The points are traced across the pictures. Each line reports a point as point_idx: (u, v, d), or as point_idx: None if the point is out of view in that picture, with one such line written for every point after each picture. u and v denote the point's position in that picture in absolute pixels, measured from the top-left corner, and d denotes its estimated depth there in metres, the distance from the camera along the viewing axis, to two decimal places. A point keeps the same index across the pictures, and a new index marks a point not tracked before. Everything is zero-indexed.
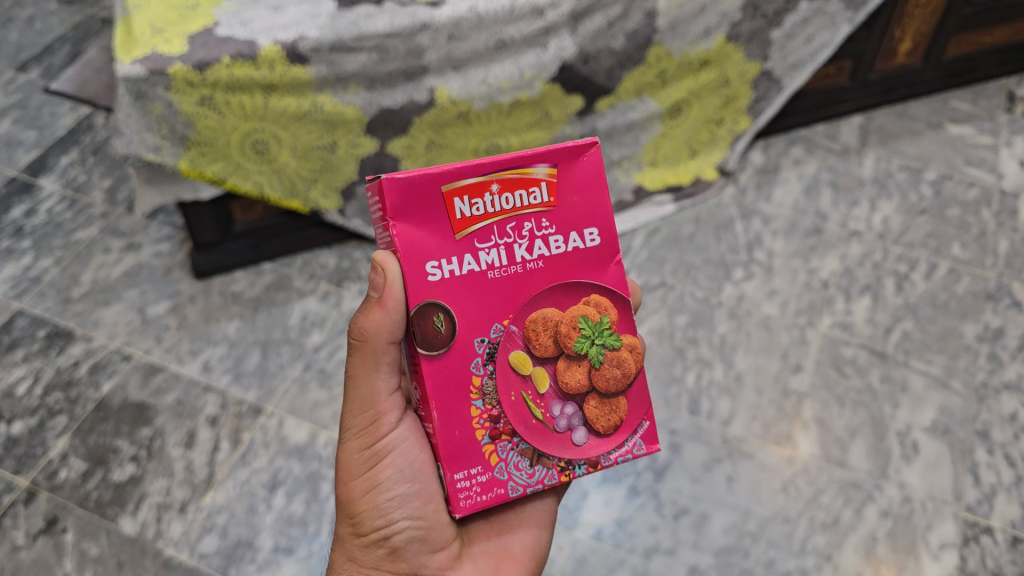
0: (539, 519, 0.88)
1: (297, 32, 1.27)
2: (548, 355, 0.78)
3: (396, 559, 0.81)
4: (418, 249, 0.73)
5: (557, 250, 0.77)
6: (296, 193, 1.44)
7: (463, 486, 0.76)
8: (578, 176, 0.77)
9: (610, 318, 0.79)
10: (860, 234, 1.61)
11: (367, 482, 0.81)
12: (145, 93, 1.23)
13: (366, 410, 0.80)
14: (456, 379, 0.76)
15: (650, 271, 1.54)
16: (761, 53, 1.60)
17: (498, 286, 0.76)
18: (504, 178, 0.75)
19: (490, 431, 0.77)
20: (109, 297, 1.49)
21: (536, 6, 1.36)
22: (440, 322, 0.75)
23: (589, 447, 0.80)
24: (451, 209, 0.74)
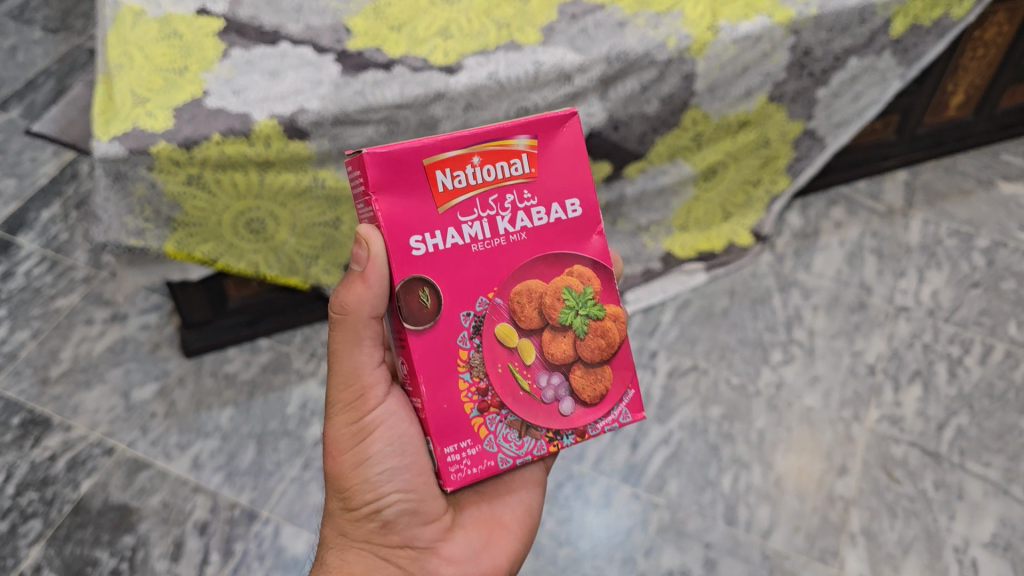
0: (526, 485, 0.89)
1: (297, 104, 1.14)
2: (534, 328, 0.77)
3: (389, 532, 0.83)
4: (401, 222, 0.72)
5: (540, 222, 0.77)
6: (294, 270, 1.31)
7: (453, 459, 0.75)
8: (557, 146, 0.77)
9: (594, 288, 0.78)
10: (908, 310, 1.49)
11: (355, 458, 0.81)
12: (125, 174, 1.10)
13: (352, 385, 0.81)
14: (442, 351, 0.75)
15: (681, 353, 1.42)
16: (805, 111, 1.47)
17: (483, 259, 0.75)
18: (485, 150, 0.74)
19: (477, 404, 0.76)
20: (90, 377, 1.36)
21: (564, 71, 1.22)
22: (426, 297, 0.74)
23: (577, 418, 0.79)
24: (433, 181, 0.72)
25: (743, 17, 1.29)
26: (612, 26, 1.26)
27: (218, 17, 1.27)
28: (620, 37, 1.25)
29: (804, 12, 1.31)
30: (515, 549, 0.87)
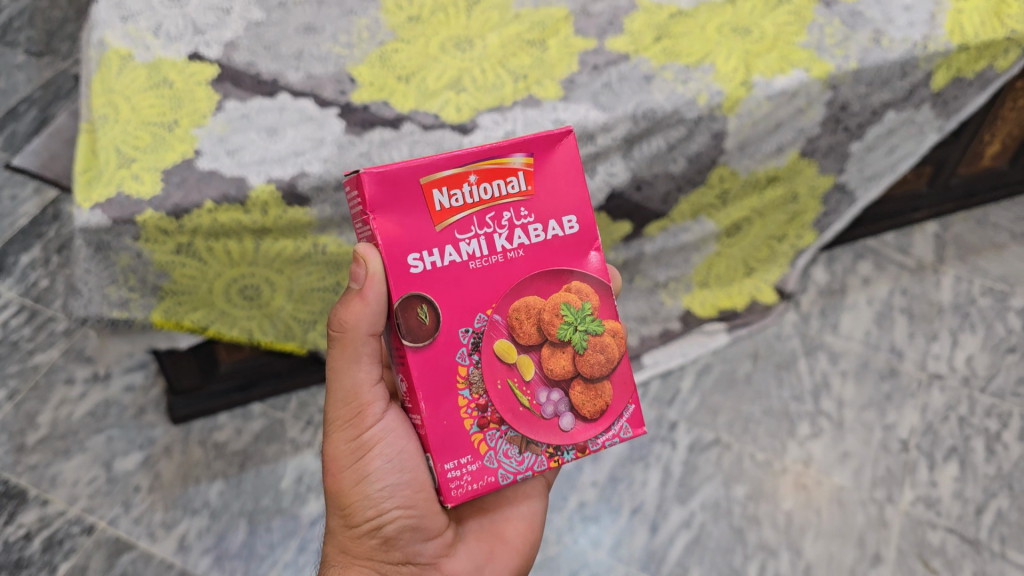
0: (523, 500, 0.93)
1: (297, 167, 1.05)
2: (532, 344, 0.75)
3: (389, 548, 0.84)
4: (398, 240, 0.69)
5: (538, 238, 0.74)
6: (291, 335, 1.22)
7: (453, 475, 0.72)
8: (555, 163, 0.74)
9: (593, 304, 0.76)
10: (942, 378, 1.41)
11: (355, 474, 0.82)
12: (108, 244, 1.00)
13: (350, 402, 0.81)
14: (440, 370, 0.72)
15: (702, 424, 1.33)
16: (837, 166, 1.38)
17: (481, 276, 0.72)
18: (482, 168, 0.71)
19: (477, 420, 0.73)
20: (69, 445, 1.27)
21: (587, 129, 1.13)
22: (424, 313, 0.71)
23: (577, 434, 0.76)
24: (429, 198, 0.70)
25: (779, 71, 1.20)
26: (638, 79, 1.17)
27: (212, 63, 1.17)
28: (647, 92, 1.16)
29: (843, 66, 1.22)
30: (513, 561, 0.90)
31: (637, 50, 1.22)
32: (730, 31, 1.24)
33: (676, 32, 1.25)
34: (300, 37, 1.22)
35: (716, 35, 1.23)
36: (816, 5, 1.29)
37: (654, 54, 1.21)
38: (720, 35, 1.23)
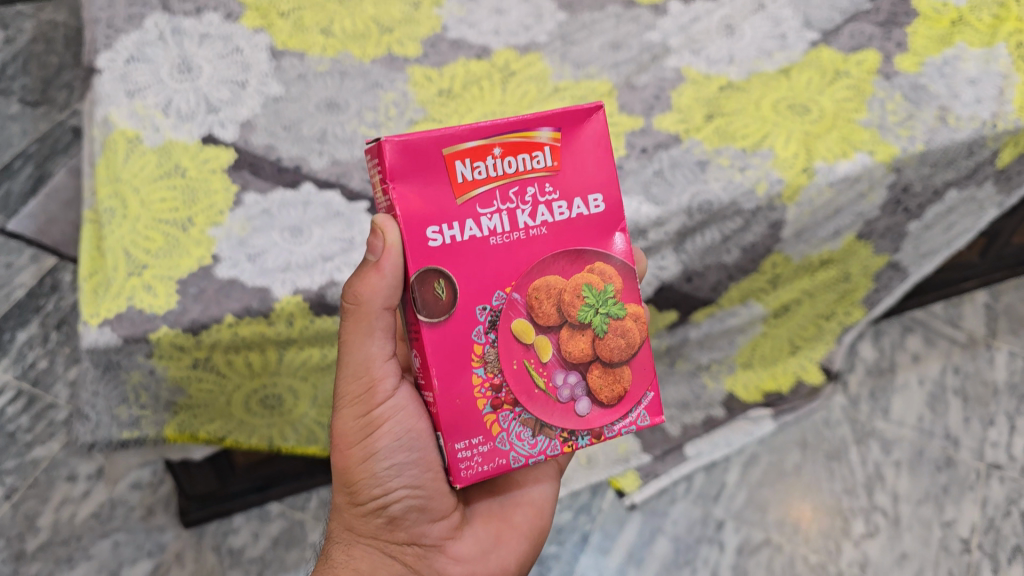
0: (531, 483, 0.89)
1: (325, 275, 0.95)
2: (551, 324, 0.71)
3: (395, 527, 0.79)
4: (416, 210, 0.67)
5: (562, 217, 0.71)
6: (315, 439, 1.13)
7: (465, 455, 0.70)
8: (584, 140, 0.71)
9: (615, 288, 0.73)
10: (1001, 469, 1.34)
11: (362, 450, 0.77)
12: (118, 363, 0.91)
13: (360, 378, 0.76)
14: (458, 345, 0.70)
15: (752, 523, 1.28)
16: (892, 246, 1.30)
17: (502, 254, 0.70)
18: (507, 141, 0.68)
19: (492, 400, 0.70)
20: (73, 552, 1.18)
21: (639, 226, 1.04)
22: (442, 288, 0.68)
23: (594, 418, 0.73)
24: (451, 170, 0.67)
25: (841, 155, 1.11)
26: (692, 165, 1.08)
27: (227, 146, 1.07)
28: (702, 182, 1.07)
29: (909, 148, 1.14)
30: (522, 548, 0.86)
31: (687, 130, 1.13)
32: (786, 109, 1.15)
33: (728, 108, 1.16)
34: (323, 114, 1.12)
35: (772, 114, 1.14)
36: (875, 77, 1.21)
37: (707, 135, 1.12)
38: (776, 114, 1.14)
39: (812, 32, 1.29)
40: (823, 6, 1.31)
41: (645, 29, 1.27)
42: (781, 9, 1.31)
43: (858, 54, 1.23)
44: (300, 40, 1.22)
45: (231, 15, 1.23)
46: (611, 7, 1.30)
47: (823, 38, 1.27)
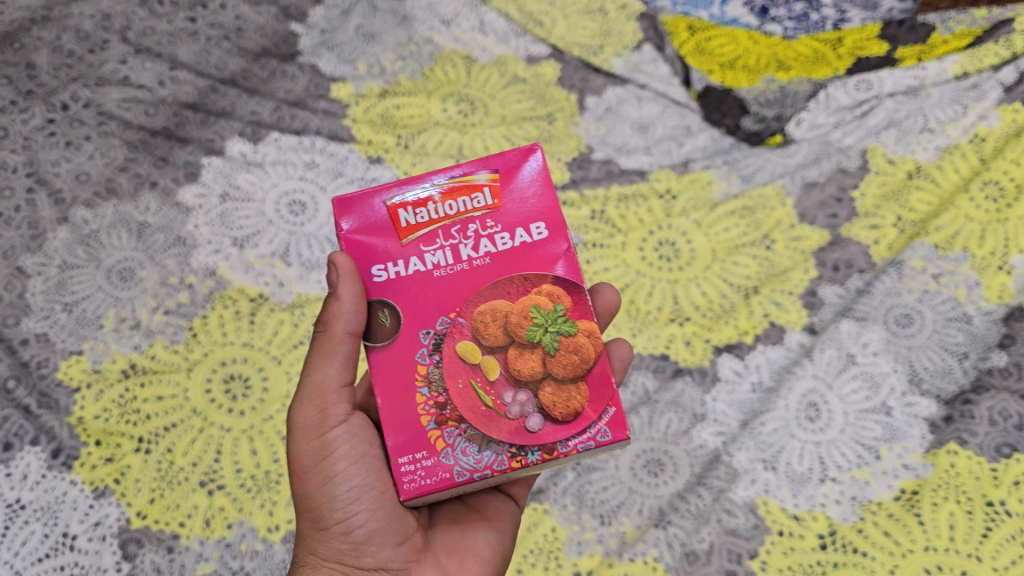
0: (499, 516, 0.77)
1: None
2: (499, 346, 0.68)
3: (360, 553, 0.70)
4: (365, 249, 0.69)
5: (502, 246, 0.69)
6: None
7: (409, 468, 0.66)
8: (527, 176, 0.70)
9: (565, 307, 0.68)
10: None
11: (319, 475, 0.70)
12: None
13: (316, 397, 0.71)
14: (402, 369, 0.68)
15: None
16: None
17: (448, 286, 0.69)
18: (445, 186, 0.69)
19: (435, 417, 0.67)
20: None
21: None
22: (385, 317, 0.69)
23: (547, 434, 0.66)
24: (398, 212, 0.69)
25: None
26: None
27: None
28: None
29: None
30: None
31: None
32: None
33: None
34: None
35: None
36: None
37: None
38: None
39: (920, 396, 0.91)
40: (930, 347, 0.94)
41: (696, 420, 0.88)
42: (876, 359, 0.93)
43: (1013, 464, 0.84)
44: (165, 504, 0.80)
45: (61, 449, 0.81)
46: (639, 377, 0.90)
47: (946, 419, 0.89)
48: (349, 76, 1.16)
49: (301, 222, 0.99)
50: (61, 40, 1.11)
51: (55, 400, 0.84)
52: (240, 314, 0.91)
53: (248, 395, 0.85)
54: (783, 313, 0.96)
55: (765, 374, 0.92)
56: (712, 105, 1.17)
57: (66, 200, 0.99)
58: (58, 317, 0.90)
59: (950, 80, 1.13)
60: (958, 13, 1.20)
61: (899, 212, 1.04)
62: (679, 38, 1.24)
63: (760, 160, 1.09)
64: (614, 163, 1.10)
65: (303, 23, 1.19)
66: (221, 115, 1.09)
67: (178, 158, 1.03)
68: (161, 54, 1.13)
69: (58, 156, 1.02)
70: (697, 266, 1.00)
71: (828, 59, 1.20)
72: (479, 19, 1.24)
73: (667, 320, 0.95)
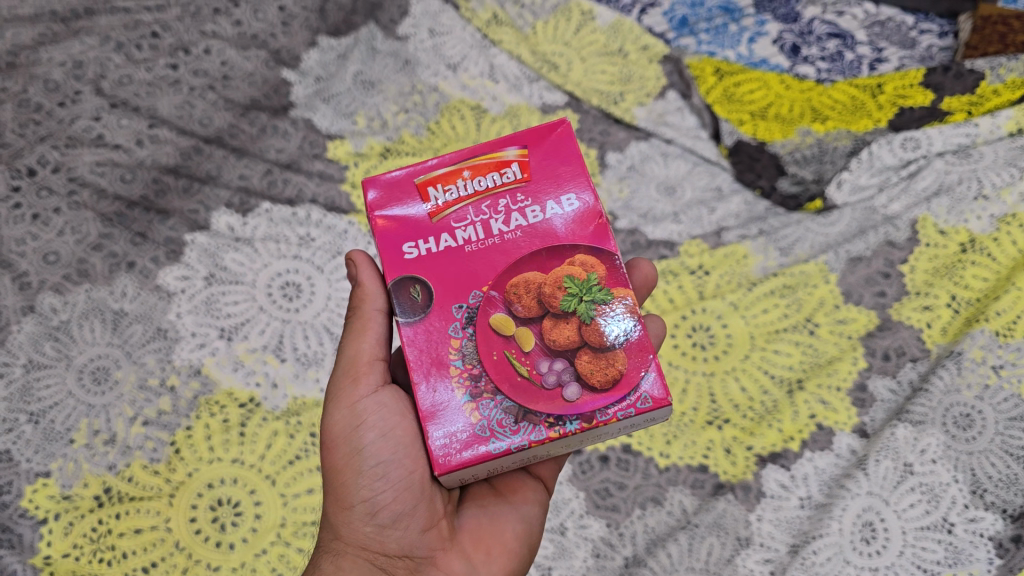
0: (526, 498, 0.71)
1: None
2: (532, 316, 0.61)
3: (385, 537, 0.66)
4: (395, 229, 0.64)
5: (535, 218, 0.64)
6: None
7: (444, 444, 0.59)
8: (556, 151, 0.66)
9: (600, 276, 0.62)
10: None
11: (347, 446, 0.65)
12: None
13: (348, 369, 0.67)
14: (436, 344, 0.62)
15: None
16: None
17: (480, 261, 0.63)
18: (475, 164, 0.65)
19: (470, 390, 0.61)
20: None
21: None
22: (416, 292, 0.63)
23: (586, 402, 0.59)
24: (428, 190, 0.65)
25: None
26: None
27: None
28: None
29: None
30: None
31: None
32: None
33: None
34: None
35: None
36: None
37: None
38: None
39: (985, 510, 0.79)
40: (991, 452, 0.81)
41: (740, 546, 0.79)
42: (933, 467, 0.81)
43: None
44: None
45: None
46: (676, 494, 0.82)
47: (1015, 541, 0.77)
48: (348, 131, 1.07)
49: (296, 309, 0.90)
50: (29, 92, 0.98)
51: (18, 535, 0.75)
52: (229, 424, 0.82)
53: (238, 524, 0.78)
54: (831, 413, 0.86)
55: (815, 488, 0.83)
56: (746, 163, 1.10)
57: (32, 285, 0.87)
58: (23, 429, 0.79)
59: (1003, 137, 1.02)
60: (1009, 58, 1.07)
61: (953, 290, 0.93)
62: (706, 84, 1.15)
63: (799, 230, 1.01)
64: (641, 233, 1.03)
65: (296, 69, 1.09)
66: (205, 180, 0.99)
67: (157, 234, 0.93)
68: (140, 107, 1.01)
69: (23, 233, 0.90)
70: (734, 355, 0.91)
71: (867, 109, 1.10)
72: (488, 64, 1.15)
73: (704, 424, 0.87)
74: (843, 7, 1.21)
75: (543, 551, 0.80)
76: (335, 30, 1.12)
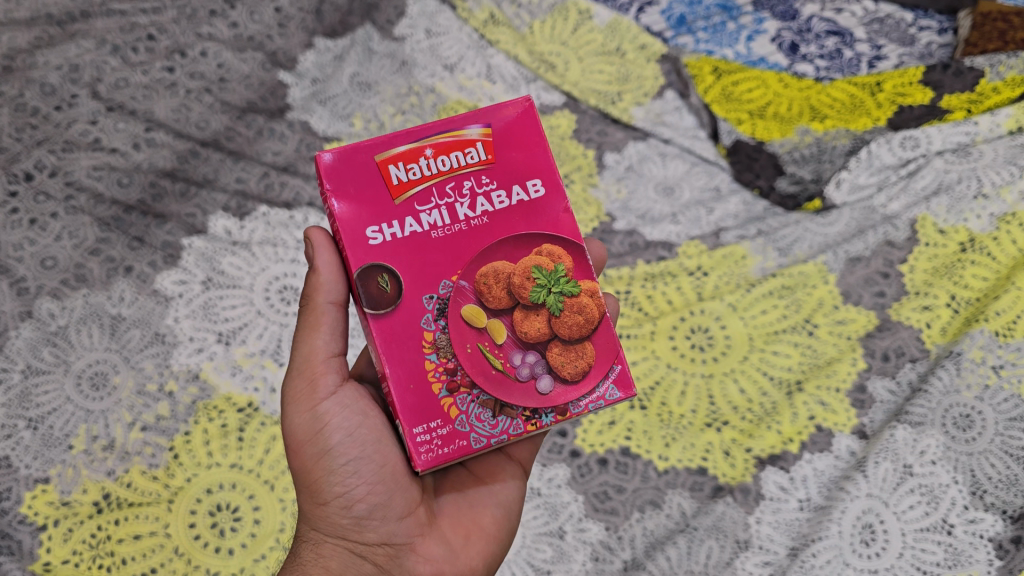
0: (503, 478, 0.69)
1: None
2: (502, 308, 0.60)
3: (362, 528, 0.63)
4: (355, 211, 0.59)
5: (502, 204, 0.61)
6: None
7: (424, 440, 0.58)
8: (521, 131, 0.61)
9: (567, 266, 0.61)
10: None
11: (313, 448, 0.62)
12: None
13: (305, 368, 0.63)
14: (405, 337, 0.59)
15: None
16: None
17: (446, 249, 0.60)
18: (437, 141, 0.60)
19: (446, 384, 0.59)
20: None
21: None
22: (384, 281, 0.59)
23: (559, 395, 0.60)
24: (390, 168, 0.59)
25: None
26: None
27: None
28: None
29: None
30: (496, 558, 0.67)
31: None
32: None
33: None
34: None
35: None
36: None
37: None
38: None
39: (984, 511, 0.78)
40: (991, 452, 0.81)
41: (739, 548, 0.79)
42: (933, 469, 0.80)
43: None
44: None
45: None
46: (674, 497, 0.82)
47: (1015, 542, 0.76)
48: (345, 133, 1.07)
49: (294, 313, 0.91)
50: (25, 95, 0.97)
51: (17, 542, 0.75)
52: (228, 429, 0.82)
53: (237, 529, 0.78)
54: (830, 415, 0.86)
55: (814, 490, 0.82)
56: (744, 163, 1.10)
57: (29, 290, 0.87)
58: (21, 435, 0.79)
59: (1003, 136, 1.02)
60: (1009, 56, 1.06)
61: (953, 290, 0.92)
62: (704, 83, 1.15)
63: (797, 230, 1.01)
64: (639, 234, 1.03)
65: (292, 72, 1.09)
66: (202, 184, 0.99)
67: (155, 239, 0.93)
68: (136, 110, 1.01)
69: (20, 238, 0.89)
70: (732, 356, 0.91)
71: (866, 107, 1.09)
72: (486, 64, 1.15)
73: (702, 426, 0.87)
74: (841, 5, 1.21)
75: (543, 555, 0.79)
76: (331, 31, 1.13)
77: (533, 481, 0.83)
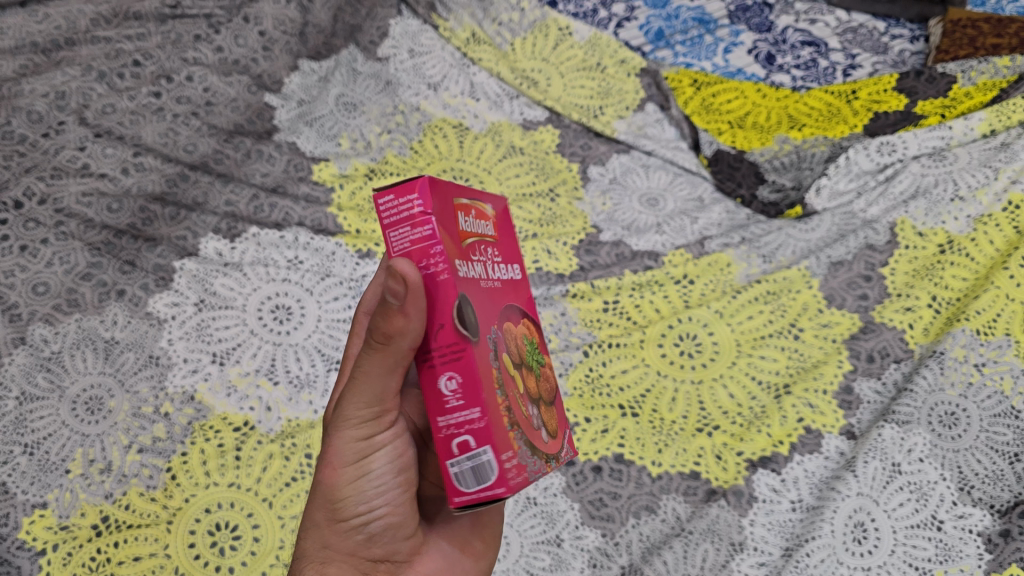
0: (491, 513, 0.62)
1: None
2: (517, 362, 0.56)
3: (370, 545, 0.56)
4: (448, 240, 0.48)
5: (509, 275, 0.56)
6: None
7: (510, 467, 0.50)
8: (505, 224, 0.59)
9: (535, 340, 0.61)
10: None
11: (351, 470, 0.54)
12: None
13: (372, 401, 0.52)
14: (486, 371, 0.50)
15: None
16: None
17: (489, 303, 0.53)
18: (475, 207, 0.54)
19: (510, 418, 0.51)
20: None
21: None
22: (470, 315, 0.49)
23: (554, 446, 0.57)
24: (457, 212, 0.51)
25: None
26: None
27: None
28: None
29: None
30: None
31: None
32: None
33: None
34: None
35: None
36: None
37: None
38: None
39: (973, 506, 0.79)
40: (977, 450, 0.82)
41: (735, 551, 0.79)
42: (922, 467, 0.81)
43: None
44: None
45: None
46: (669, 502, 0.83)
47: (1004, 535, 0.77)
48: (332, 152, 1.09)
49: (286, 332, 0.92)
50: (12, 123, 0.98)
51: (17, 567, 0.75)
52: (225, 449, 0.83)
53: (237, 548, 0.78)
54: (818, 416, 0.87)
55: (806, 491, 0.83)
56: (726, 172, 1.13)
57: (22, 317, 0.87)
58: (18, 461, 0.79)
59: (977, 139, 1.05)
60: (979, 62, 1.10)
61: (934, 291, 0.93)
62: (684, 95, 1.21)
63: (778, 237, 1.04)
64: (625, 245, 1.05)
65: (278, 94, 1.12)
66: (192, 207, 1.00)
67: (146, 262, 0.94)
68: (124, 135, 1.02)
69: (11, 265, 0.89)
70: (720, 362, 0.93)
71: (843, 115, 1.14)
72: (468, 82, 1.20)
73: (694, 432, 0.88)
74: (816, 15, 1.27)
75: (541, 564, 0.79)
76: (315, 54, 1.17)
77: (529, 491, 0.83)
